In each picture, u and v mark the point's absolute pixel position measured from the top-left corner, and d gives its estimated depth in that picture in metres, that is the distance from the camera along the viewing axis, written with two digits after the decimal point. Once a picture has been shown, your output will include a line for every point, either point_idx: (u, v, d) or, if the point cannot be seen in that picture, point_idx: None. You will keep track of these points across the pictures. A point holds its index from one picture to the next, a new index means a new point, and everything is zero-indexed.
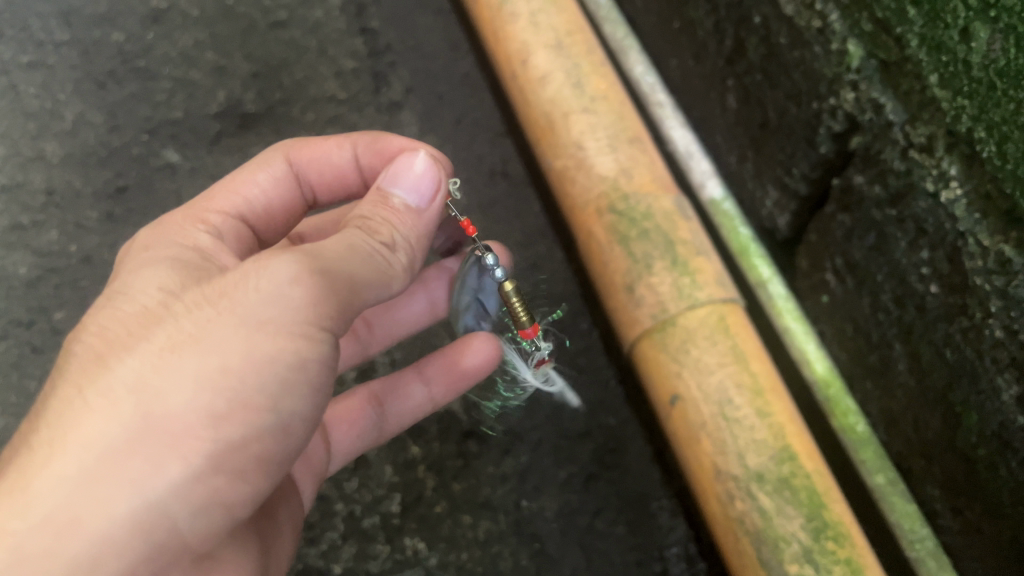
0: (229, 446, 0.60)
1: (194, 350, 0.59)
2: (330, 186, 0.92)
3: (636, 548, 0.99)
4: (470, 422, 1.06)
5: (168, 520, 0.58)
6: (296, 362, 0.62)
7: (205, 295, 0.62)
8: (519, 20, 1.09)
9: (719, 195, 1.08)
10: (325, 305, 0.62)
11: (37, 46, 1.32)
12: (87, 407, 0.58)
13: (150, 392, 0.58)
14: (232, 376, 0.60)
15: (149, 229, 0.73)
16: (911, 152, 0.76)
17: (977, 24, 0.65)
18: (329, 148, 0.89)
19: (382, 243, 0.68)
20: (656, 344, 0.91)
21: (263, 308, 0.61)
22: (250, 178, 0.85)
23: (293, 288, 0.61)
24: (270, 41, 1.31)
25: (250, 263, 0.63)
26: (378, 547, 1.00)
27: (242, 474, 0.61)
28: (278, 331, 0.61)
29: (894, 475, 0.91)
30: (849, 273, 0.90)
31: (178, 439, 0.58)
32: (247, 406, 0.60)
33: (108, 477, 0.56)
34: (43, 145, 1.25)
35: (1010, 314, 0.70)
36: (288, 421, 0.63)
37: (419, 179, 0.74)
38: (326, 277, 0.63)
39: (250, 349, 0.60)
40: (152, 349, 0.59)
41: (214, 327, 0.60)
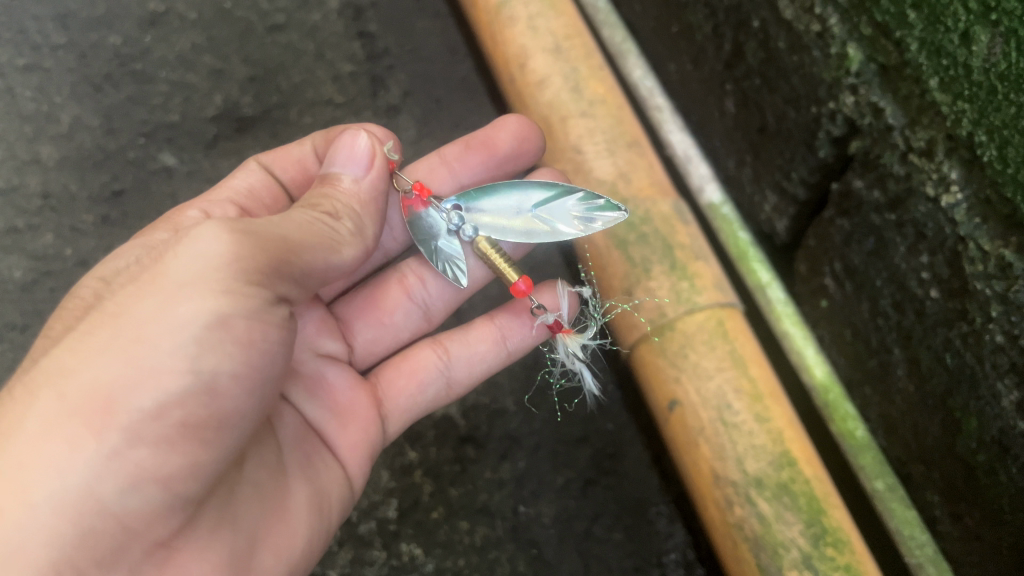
0: (149, 413, 0.56)
1: (112, 323, 0.59)
2: (299, 184, 0.91)
3: (634, 554, 0.99)
4: (468, 426, 1.05)
5: (87, 494, 0.54)
6: (221, 318, 0.59)
7: (133, 278, 0.62)
8: (517, 24, 1.09)
9: (718, 199, 1.07)
10: (246, 258, 0.60)
11: (34, 49, 1.32)
12: (12, 401, 0.57)
13: (64, 369, 0.57)
14: (146, 341, 0.57)
15: (127, 244, 0.77)
16: (911, 157, 0.76)
17: (977, 28, 0.65)
18: (291, 146, 0.91)
19: (317, 215, 0.70)
20: (654, 349, 0.91)
21: (180, 268, 0.60)
22: (229, 180, 0.89)
23: (212, 245, 0.60)
24: (267, 44, 1.31)
25: (175, 237, 0.62)
26: (374, 552, 1.00)
27: (171, 444, 0.57)
28: (195, 288, 0.59)
29: (894, 481, 0.91)
30: (848, 277, 0.90)
31: (94, 412, 0.56)
32: (162, 369, 0.57)
33: (20, 455, 0.54)
34: (39, 149, 1.24)
35: (1010, 318, 0.70)
36: (227, 385, 0.59)
37: (358, 152, 0.76)
38: (250, 234, 0.62)
39: (165, 312, 0.58)
40: (76, 332, 0.59)
41: (135, 300, 0.59)
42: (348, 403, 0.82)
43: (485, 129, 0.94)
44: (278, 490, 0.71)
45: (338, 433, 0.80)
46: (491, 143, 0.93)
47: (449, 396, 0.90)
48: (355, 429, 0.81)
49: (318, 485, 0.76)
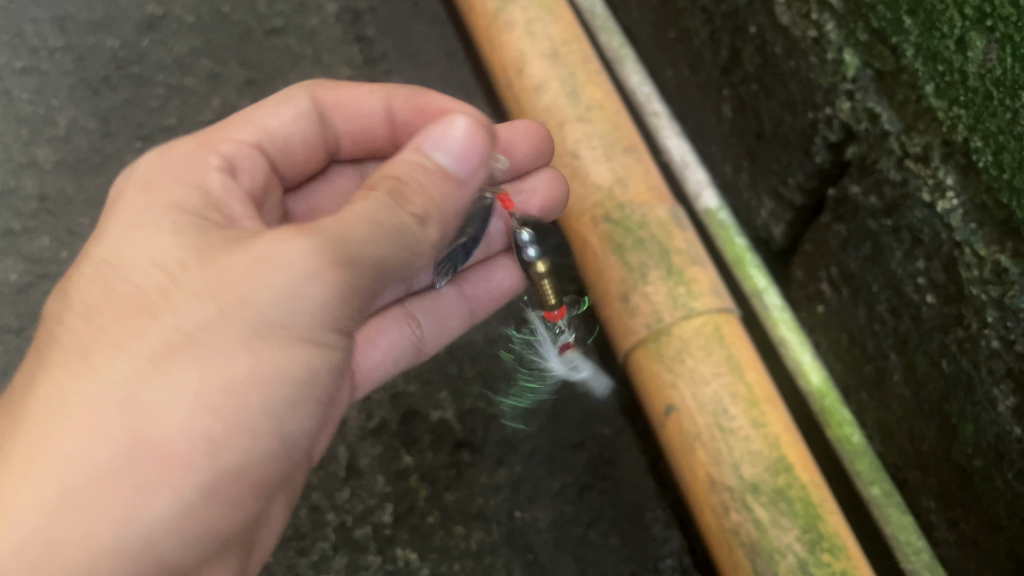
0: (225, 472, 0.59)
1: (191, 363, 0.57)
2: (354, 137, 0.89)
3: (629, 559, 0.99)
4: (464, 431, 1.05)
5: (158, 548, 0.57)
6: (301, 377, 0.62)
7: (205, 288, 0.58)
8: (515, 29, 1.09)
9: (715, 205, 1.08)
10: (333, 312, 0.61)
11: (31, 51, 1.32)
12: (78, 421, 0.56)
13: (143, 409, 0.56)
14: (231, 393, 0.58)
15: (144, 172, 0.69)
16: (907, 162, 0.76)
17: (973, 34, 0.65)
18: (359, 93, 0.87)
19: (408, 220, 0.63)
20: (651, 354, 0.90)
21: (270, 310, 0.59)
22: (270, 111, 0.81)
23: (305, 288, 0.59)
24: (265, 48, 1.31)
25: (258, 249, 0.60)
26: (370, 557, 0.99)
27: (234, 500, 0.60)
28: (282, 341, 0.60)
29: (891, 487, 0.91)
30: (844, 283, 0.90)
31: (174, 468, 0.56)
32: (243, 429, 0.59)
33: (97, 503, 0.54)
34: (36, 151, 1.24)
35: (1005, 324, 0.70)
36: (287, 440, 0.63)
37: (461, 144, 0.66)
38: (342, 267, 0.60)
39: (253, 368, 0.59)
40: (146, 353, 0.57)
41: (216, 334, 0.58)
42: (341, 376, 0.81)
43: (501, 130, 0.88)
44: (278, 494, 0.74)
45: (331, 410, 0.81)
46: (509, 149, 0.88)
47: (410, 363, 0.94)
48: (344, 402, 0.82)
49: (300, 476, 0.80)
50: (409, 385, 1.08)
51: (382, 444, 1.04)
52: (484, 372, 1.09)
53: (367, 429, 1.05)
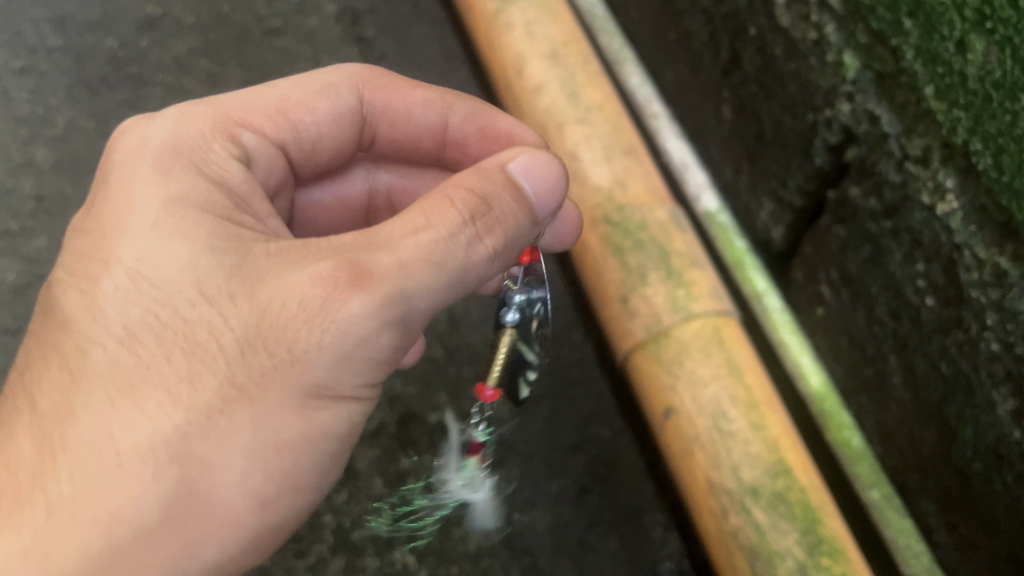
0: (268, 522, 0.61)
1: (243, 420, 0.57)
2: (394, 141, 0.85)
3: (628, 562, 0.98)
4: (462, 433, 1.05)
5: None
6: (344, 429, 0.62)
7: (257, 334, 0.57)
8: (514, 30, 1.09)
9: (715, 207, 1.07)
10: (382, 367, 0.61)
11: (30, 51, 1.31)
12: (128, 470, 0.56)
13: (195, 464, 0.57)
14: (281, 451, 0.59)
15: (160, 155, 0.64)
16: (907, 165, 0.76)
17: (973, 36, 0.65)
18: (415, 105, 0.83)
19: (477, 256, 0.59)
20: (650, 356, 0.90)
21: (325, 372, 0.58)
22: (308, 103, 0.76)
23: (362, 351, 0.58)
24: (264, 48, 1.31)
25: (314, 296, 0.56)
26: (367, 559, 0.98)
27: (268, 539, 0.63)
28: (334, 399, 0.60)
29: (890, 490, 0.90)
30: (844, 286, 0.90)
31: (220, 518, 0.58)
32: (289, 483, 0.61)
33: (147, 556, 0.56)
34: (34, 151, 1.23)
35: (1005, 327, 0.70)
36: (323, 481, 0.64)
37: (545, 183, 0.63)
38: (397, 324, 0.58)
39: (301, 427, 0.59)
40: (199, 405, 0.56)
41: (270, 392, 0.57)
42: None
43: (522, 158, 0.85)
44: None
45: None
46: None
47: None
48: None
49: None
50: (407, 387, 1.08)
51: (380, 446, 1.04)
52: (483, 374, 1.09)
53: (365, 431, 1.05)
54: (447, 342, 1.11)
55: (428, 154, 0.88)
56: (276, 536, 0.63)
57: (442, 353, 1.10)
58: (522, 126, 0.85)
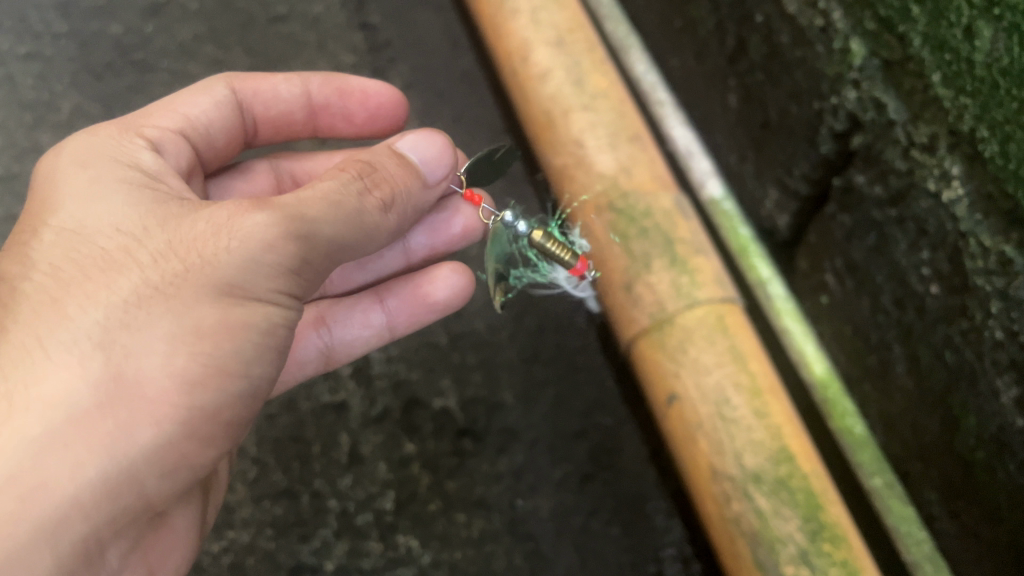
0: (204, 411, 0.62)
1: (163, 310, 0.60)
2: (272, 121, 0.92)
3: (631, 549, 0.99)
4: (466, 419, 1.05)
5: (136, 483, 0.59)
6: (264, 327, 0.64)
7: (170, 247, 0.61)
8: (520, 17, 1.08)
9: (719, 194, 1.08)
10: (293, 273, 0.64)
11: (35, 37, 1.31)
12: (54, 362, 0.58)
13: (119, 352, 0.58)
14: (205, 337, 0.61)
15: (75, 145, 0.69)
16: (913, 152, 0.76)
17: (980, 23, 0.65)
18: (278, 83, 0.90)
19: (370, 202, 0.67)
20: (653, 343, 0.90)
21: (235, 270, 0.61)
22: (189, 100, 0.82)
23: (272, 253, 0.62)
24: (269, 35, 1.31)
25: (219, 218, 0.62)
26: (371, 544, 0.99)
27: (210, 439, 0.63)
28: (250, 297, 0.62)
29: (892, 478, 0.91)
30: (849, 273, 0.90)
31: (149, 402, 0.59)
32: (221, 370, 0.62)
33: (77, 440, 0.57)
34: (40, 136, 1.23)
35: (1010, 315, 0.70)
36: (255, 383, 0.65)
37: (433, 153, 0.75)
38: (303, 243, 0.63)
39: (221, 316, 0.61)
40: (118, 301, 0.59)
41: (187, 285, 0.60)
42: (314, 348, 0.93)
43: (383, 99, 0.95)
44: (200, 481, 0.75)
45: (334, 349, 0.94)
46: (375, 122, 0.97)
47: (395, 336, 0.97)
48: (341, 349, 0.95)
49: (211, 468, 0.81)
50: (411, 373, 1.08)
51: (384, 432, 1.04)
52: (486, 361, 1.09)
53: (370, 416, 1.05)
54: (451, 328, 1.11)
55: (301, 125, 0.96)
56: (218, 429, 0.63)
57: (446, 340, 1.10)
58: (371, 79, 0.95)
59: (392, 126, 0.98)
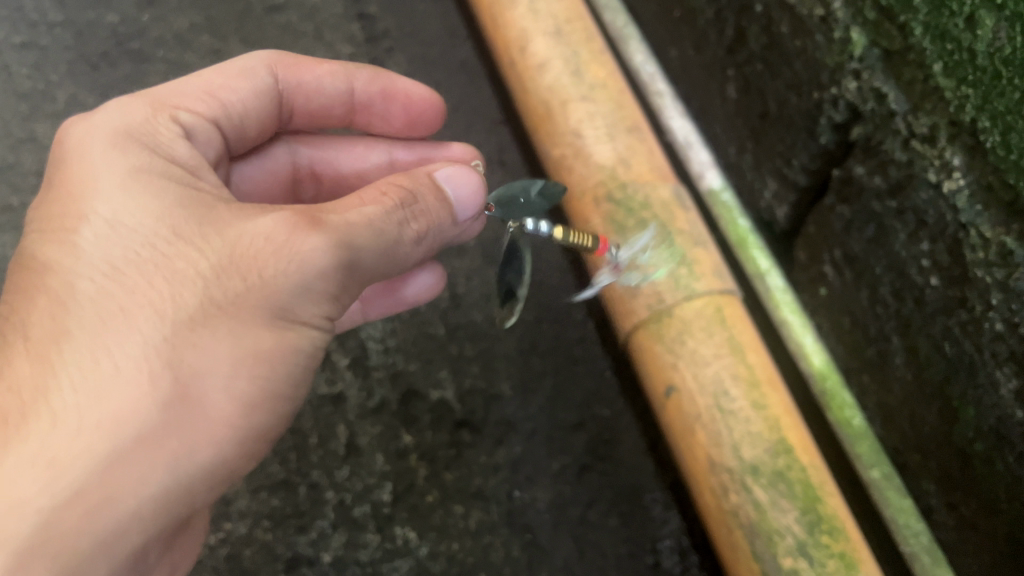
0: (255, 429, 0.62)
1: (224, 328, 0.59)
2: (309, 111, 0.91)
3: (628, 540, 0.99)
4: (463, 411, 1.05)
5: (193, 497, 0.60)
6: (309, 348, 0.65)
7: (230, 261, 0.60)
8: (518, 7, 1.08)
9: (718, 185, 1.07)
10: (336, 296, 0.65)
11: (30, 26, 1.31)
12: (120, 376, 0.56)
13: (184, 370, 0.58)
14: (260, 360, 0.61)
15: (112, 135, 0.66)
16: (914, 143, 0.76)
17: (982, 12, 0.65)
18: (322, 74, 0.89)
19: (407, 234, 0.68)
20: (651, 335, 0.90)
21: (291, 293, 0.61)
22: (229, 86, 0.79)
23: (322, 279, 0.62)
24: (266, 25, 1.30)
25: (275, 235, 0.61)
26: (368, 535, 0.99)
27: (253, 452, 0.64)
28: (299, 320, 0.63)
29: (891, 470, 0.90)
30: (847, 265, 0.90)
31: (211, 422, 0.59)
32: (270, 390, 0.63)
33: (146, 458, 0.56)
34: (35, 126, 1.23)
35: (1009, 306, 0.69)
36: (291, 398, 0.66)
37: (470, 194, 0.74)
38: (347, 269, 0.64)
39: (273, 337, 0.62)
40: (181, 318, 0.58)
41: (245, 307, 0.60)
42: None
43: (421, 104, 0.95)
44: None
45: None
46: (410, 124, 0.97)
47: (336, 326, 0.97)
48: None
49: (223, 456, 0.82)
50: (409, 364, 1.07)
51: (382, 423, 1.04)
52: (484, 352, 1.08)
53: (367, 408, 1.05)
54: (448, 319, 1.10)
55: (338, 120, 0.96)
56: (262, 444, 0.64)
57: (443, 331, 1.10)
58: (416, 83, 0.95)
59: (422, 133, 0.98)
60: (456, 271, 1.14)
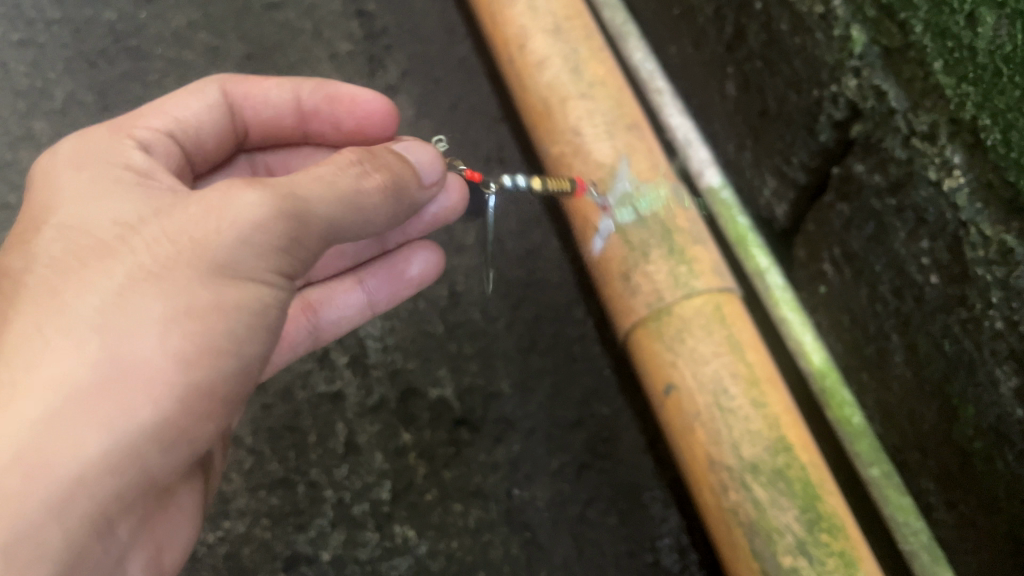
0: (200, 387, 0.59)
1: (158, 289, 0.57)
2: (262, 124, 0.89)
3: (627, 538, 0.99)
4: (463, 409, 1.05)
5: (138, 460, 0.57)
6: (258, 305, 0.61)
7: (167, 235, 0.59)
8: (517, 4, 1.07)
9: (717, 183, 1.06)
10: (286, 251, 0.61)
11: (28, 23, 1.30)
12: (51, 345, 0.55)
13: (115, 333, 0.56)
14: (198, 317, 0.58)
15: (71, 155, 0.66)
16: (914, 140, 0.75)
17: (983, 9, 0.64)
18: (268, 85, 0.87)
19: (366, 184, 0.64)
20: (651, 333, 0.90)
21: (227, 249, 0.59)
22: (184, 103, 0.80)
23: (261, 233, 0.59)
24: (264, 22, 1.30)
25: (212, 199, 0.59)
26: (367, 534, 0.99)
27: (208, 414, 0.60)
28: (243, 276, 0.60)
29: (890, 468, 0.90)
30: (847, 263, 0.89)
31: (146, 380, 0.56)
32: (215, 346, 0.59)
33: (77, 420, 0.54)
34: (33, 124, 1.22)
35: (1010, 304, 0.69)
36: (248, 361, 0.62)
37: (427, 162, 0.73)
38: (295, 223, 0.60)
39: (214, 294, 0.59)
40: (111, 285, 0.57)
41: (178, 266, 0.58)
42: None
43: (378, 107, 0.91)
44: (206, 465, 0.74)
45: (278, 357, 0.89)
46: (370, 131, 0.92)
47: (325, 336, 0.94)
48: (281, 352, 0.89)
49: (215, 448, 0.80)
50: (408, 362, 1.07)
51: (381, 421, 1.04)
52: (483, 350, 1.08)
53: (366, 406, 1.05)
54: (447, 317, 1.10)
55: (296, 133, 0.93)
56: (216, 406, 0.61)
57: (442, 329, 1.09)
58: (363, 87, 0.91)
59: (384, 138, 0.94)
60: (455, 269, 1.13)
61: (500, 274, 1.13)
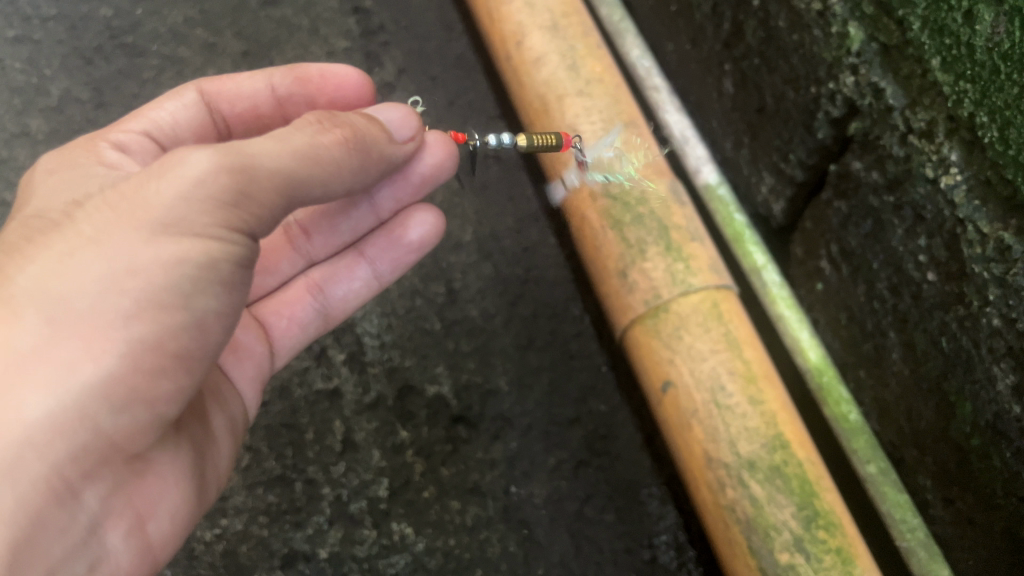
0: (148, 344, 0.55)
1: (96, 252, 0.55)
2: (245, 119, 0.85)
3: (625, 535, 1.00)
4: (460, 406, 1.05)
5: (84, 421, 0.53)
6: (212, 260, 0.56)
7: (112, 201, 0.57)
8: (514, 1, 1.07)
9: (714, 180, 1.07)
10: (239, 204, 0.56)
11: (24, 20, 1.29)
12: None
13: (53, 299, 0.54)
14: (140, 275, 0.55)
15: (51, 158, 0.67)
16: (911, 138, 0.75)
17: (981, 6, 0.64)
18: (242, 78, 0.83)
19: (321, 136, 0.59)
20: (647, 330, 0.90)
21: (168, 204, 0.55)
22: (157, 106, 0.81)
23: (202, 186, 0.55)
24: (261, 19, 1.29)
25: (158, 164, 0.56)
26: (365, 531, 0.99)
27: (164, 373, 0.56)
28: (190, 231, 0.55)
29: (887, 465, 0.90)
30: (844, 261, 0.90)
31: (85, 341, 0.53)
32: (161, 302, 0.55)
33: (12, 385, 0.52)
34: (29, 121, 1.22)
35: (1007, 302, 0.69)
36: (208, 320, 0.58)
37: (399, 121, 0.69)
38: (243, 176, 0.56)
39: (156, 249, 0.55)
40: (52, 255, 0.55)
41: (119, 228, 0.55)
42: (237, 342, 0.80)
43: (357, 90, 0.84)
44: (205, 445, 0.70)
45: (281, 343, 0.86)
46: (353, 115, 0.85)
47: (340, 316, 0.90)
48: (283, 339, 0.86)
49: (232, 423, 0.76)
50: (405, 359, 1.07)
51: (378, 419, 1.04)
52: (481, 347, 1.08)
53: (363, 403, 1.04)
54: (444, 315, 1.10)
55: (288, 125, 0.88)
56: (175, 366, 0.56)
57: (439, 327, 1.09)
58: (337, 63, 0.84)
59: None
60: (452, 266, 1.13)
61: (497, 271, 1.13)
